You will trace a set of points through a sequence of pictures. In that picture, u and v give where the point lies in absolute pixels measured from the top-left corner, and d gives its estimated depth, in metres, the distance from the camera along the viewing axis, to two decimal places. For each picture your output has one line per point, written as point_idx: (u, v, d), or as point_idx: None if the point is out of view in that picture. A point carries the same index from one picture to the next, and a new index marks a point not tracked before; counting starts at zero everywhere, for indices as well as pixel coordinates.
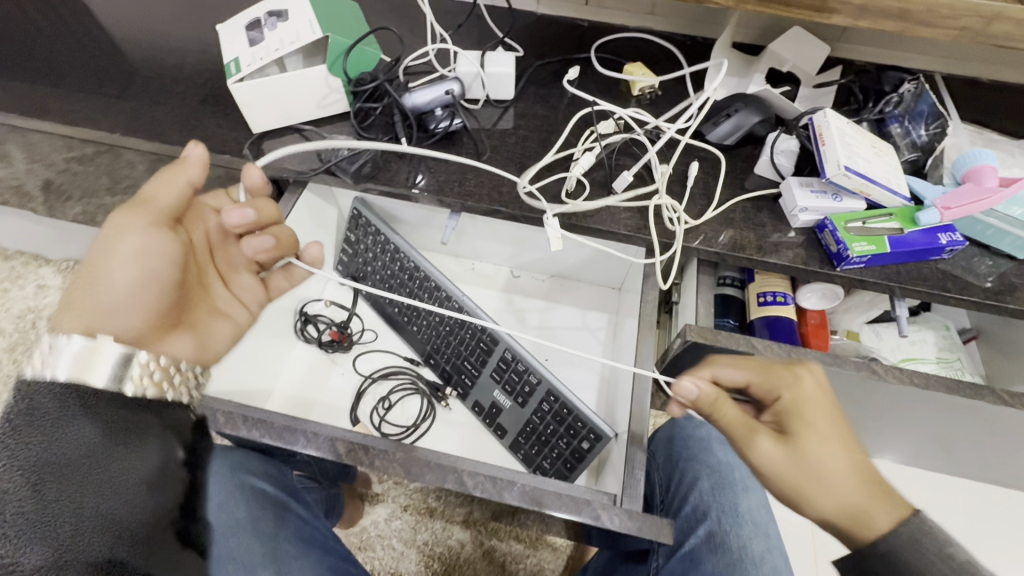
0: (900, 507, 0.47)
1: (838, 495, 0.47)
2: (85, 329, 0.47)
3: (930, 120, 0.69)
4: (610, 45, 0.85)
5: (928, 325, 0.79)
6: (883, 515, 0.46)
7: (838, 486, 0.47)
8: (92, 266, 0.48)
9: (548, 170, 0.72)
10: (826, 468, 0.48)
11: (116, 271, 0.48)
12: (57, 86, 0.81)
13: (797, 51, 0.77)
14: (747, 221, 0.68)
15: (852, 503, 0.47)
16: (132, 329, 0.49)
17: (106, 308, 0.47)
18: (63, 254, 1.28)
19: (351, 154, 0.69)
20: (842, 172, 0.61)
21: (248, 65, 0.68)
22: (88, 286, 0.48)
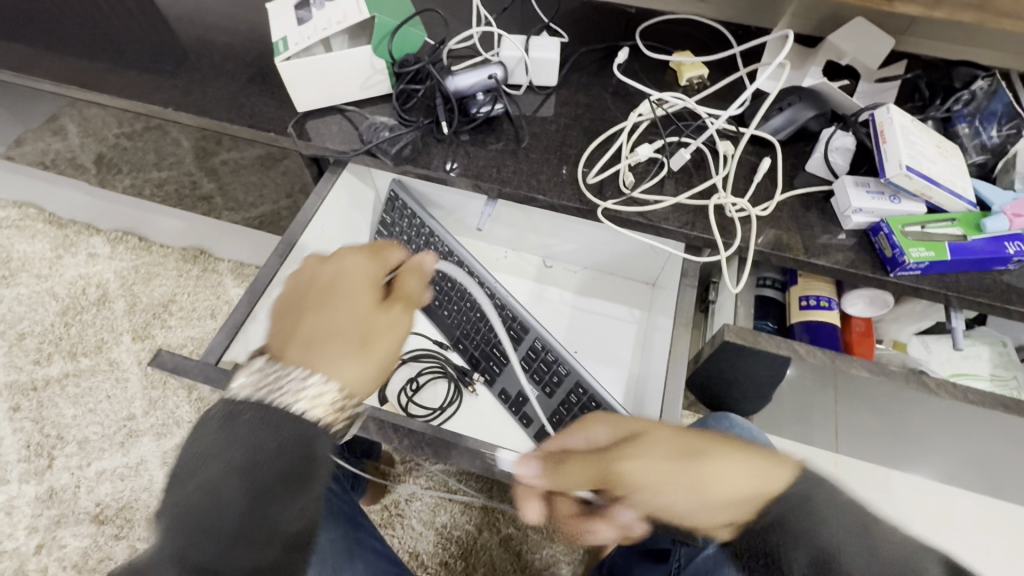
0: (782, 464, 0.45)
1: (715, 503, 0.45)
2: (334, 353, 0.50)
3: (1004, 119, 0.64)
4: (659, 34, 0.82)
5: (982, 339, 0.72)
6: (767, 483, 0.44)
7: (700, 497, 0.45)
8: (321, 320, 0.52)
9: (591, 161, 0.70)
10: (697, 470, 0.46)
11: (319, 313, 0.52)
12: (114, 60, 0.83)
13: (857, 42, 0.73)
14: (795, 220, 0.65)
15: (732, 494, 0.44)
16: (288, 337, 0.51)
17: (331, 333, 0.51)
18: (112, 224, 1.33)
19: (392, 136, 0.69)
20: (903, 172, 0.58)
21: (295, 44, 0.68)
22: (313, 333, 0.51)
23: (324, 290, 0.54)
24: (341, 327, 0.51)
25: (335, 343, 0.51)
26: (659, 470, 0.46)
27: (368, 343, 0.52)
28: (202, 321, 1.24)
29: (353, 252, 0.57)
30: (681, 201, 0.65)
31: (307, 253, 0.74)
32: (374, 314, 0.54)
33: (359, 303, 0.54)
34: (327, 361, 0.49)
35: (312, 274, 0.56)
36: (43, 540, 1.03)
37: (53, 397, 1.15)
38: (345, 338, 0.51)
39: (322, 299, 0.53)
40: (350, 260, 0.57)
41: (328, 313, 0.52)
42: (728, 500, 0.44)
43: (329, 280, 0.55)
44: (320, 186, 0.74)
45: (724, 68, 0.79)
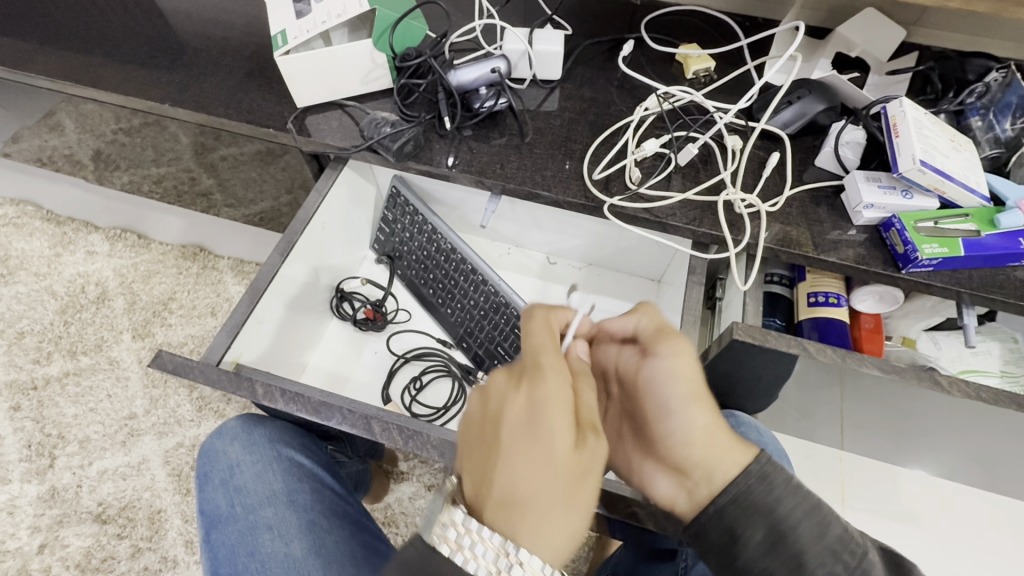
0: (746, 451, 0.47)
1: (699, 439, 0.48)
2: (519, 500, 0.40)
3: (1017, 112, 0.64)
4: (664, 26, 0.80)
5: (992, 335, 0.71)
6: (727, 470, 0.46)
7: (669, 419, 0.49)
8: (520, 442, 0.41)
9: (596, 155, 0.69)
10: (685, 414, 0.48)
11: (504, 459, 0.41)
12: (109, 55, 0.82)
13: (868, 34, 0.71)
14: (804, 216, 0.64)
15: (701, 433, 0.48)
16: (491, 489, 0.41)
17: (526, 481, 0.40)
18: (111, 222, 1.32)
19: (394, 131, 0.68)
20: (917, 167, 0.56)
21: (294, 37, 0.67)
22: (529, 492, 0.40)
23: (503, 426, 0.42)
24: (543, 469, 0.40)
25: (549, 500, 0.40)
26: (682, 381, 0.49)
27: (574, 490, 0.41)
28: (203, 319, 1.23)
29: (549, 372, 0.43)
30: (689, 196, 0.64)
31: (308, 251, 0.73)
32: (573, 464, 0.41)
33: (549, 442, 0.40)
34: (545, 524, 0.40)
35: (487, 403, 0.44)
36: (45, 540, 1.02)
37: (54, 396, 1.14)
38: (550, 496, 0.40)
39: (532, 458, 0.40)
40: (553, 383, 0.43)
41: (533, 465, 0.40)
42: (686, 437, 0.48)
43: (519, 417, 0.42)
44: (321, 183, 0.73)
45: (731, 60, 0.78)
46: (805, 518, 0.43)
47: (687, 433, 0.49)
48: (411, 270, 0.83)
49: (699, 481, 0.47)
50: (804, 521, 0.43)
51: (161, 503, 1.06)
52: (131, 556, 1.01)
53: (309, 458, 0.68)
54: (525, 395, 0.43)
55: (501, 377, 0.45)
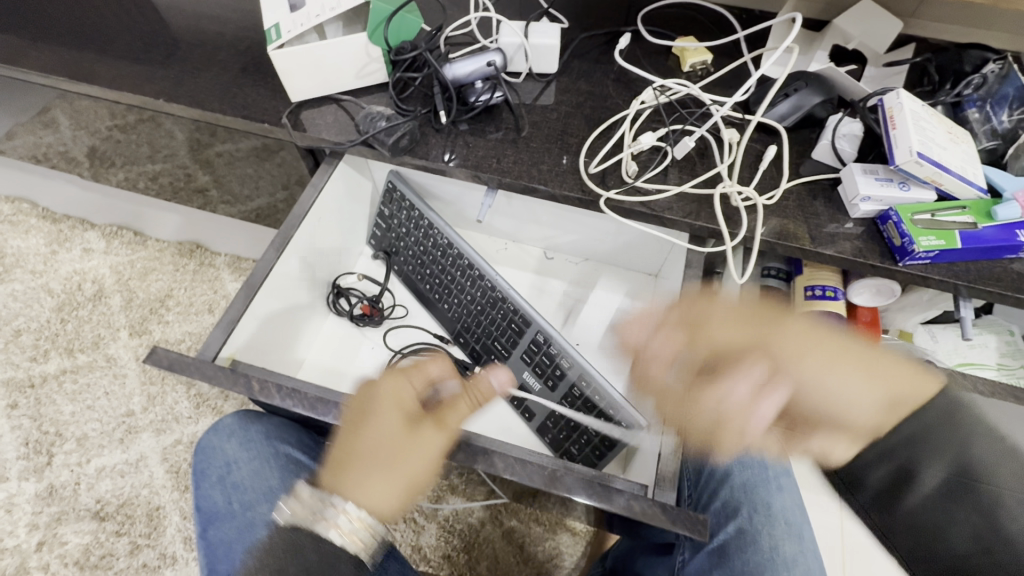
0: (930, 383, 0.62)
1: (881, 400, 0.61)
2: (387, 482, 0.56)
3: (1015, 104, 0.63)
4: (661, 19, 0.80)
5: (989, 328, 0.71)
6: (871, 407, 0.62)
7: (837, 399, 0.61)
8: (390, 450, 0.57)
9: (592, 149, 0.69)
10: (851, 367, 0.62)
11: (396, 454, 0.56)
12: (102, 50, 0.81)
13: (865, 26, 0.71)
14: (801, 210, 0.64)
15: (888, 399, 0.61)
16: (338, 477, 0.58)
17: (396, 457, 0.56)
18: (107, 219, 1.32)
19: (389, 126, 0.67)
20: (914, 159, 0.56)
21: (288, 31, 0.66)
22: (395, 461, 0.56)
23: (369, 429, 0.57)
24: (368, 454, 0.56)
25: (376, 468, 0.56)
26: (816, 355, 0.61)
27: (408, 488, 0.56)
28: (200, 316, 1.22)
29: (386, 382, 0.61)
30: (686, 190, 0.64)
31: (304, 248, 0.73)
32: (407, 441, 0.56)
33: (414, 449, 0.56)
34: (366, 486, 0.56)
35: (365, 396, 0.61)
36: (44, 538, 1.02)
37: (51, 394, 1.14)
38: (394, 477, 0.56)
39: (354, 456, 0.56)
40: (389, 386, 0.60)
41: (372, 440, 0.56)
42: (887, 399, 0.61)
43: (365, 405, 0.59)
44: (316, 178, 0.73)
45: (728, 53, 0.77)
46: None
47: (878, 405, 0.62)
48: (407, 266, 0.83)
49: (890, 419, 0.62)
50: None
51: (159, 500, 1.06)
52: (129, 553, 1.01)
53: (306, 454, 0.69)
54: (388, 409, 0.58)
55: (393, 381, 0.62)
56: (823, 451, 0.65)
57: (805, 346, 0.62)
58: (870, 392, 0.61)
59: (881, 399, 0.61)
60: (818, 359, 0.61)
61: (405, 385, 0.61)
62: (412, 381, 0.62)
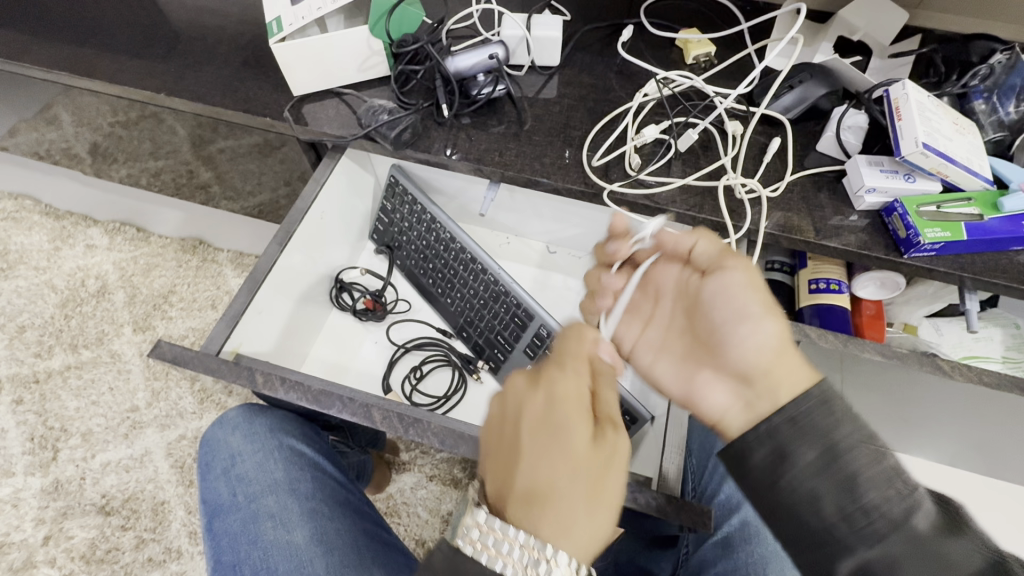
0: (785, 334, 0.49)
1: (760, 364, 0.48)
2: (546, 503, 0.44)
3: (1021, 95, 0.63)
4: (663, 11, 0.79)
5: (994, 321, 0.70)
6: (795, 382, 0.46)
7: (744, 338, 0.49)
8: (541, 426, 0.47)
9: (595, 143, 0.68)
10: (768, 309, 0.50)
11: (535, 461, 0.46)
12: (104, 45, 0.81)
13: (869, 17, 0.71)
14: (805, 202, 0.64)
15: (772, 354, 0.48)
16: (506, 489, 0.46)
17: (556, 472, 0.45)
18: (110, 216, 1.32)
19: (391, 119, 0.67)
20: (919, 150, 0.56)
21: (290, 24, 0.66)
22: (549, 478, 0.45)
23: (539, 423, 0.47)
24: (539, 469, 0.45)
25: (554, 492, 0.44)
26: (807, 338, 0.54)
27: (599, 496, 0.45)
28: (203, 312, 1.23)
29: (562, 376, 0.49)
30: (689, 182, 0.64)
31: (307, 242, 0.73)
32: (594, 457, 0.46)
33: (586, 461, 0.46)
34: (569, 518, 0.44)
35: (518, 403, 0.49)
36: (50, 532, 1.03)
37: (56, 390, 1.15)
38: (575, 489, 0.45)
39: (542, 477, 0.45)
40: (569, 381, 0.49)
41: (565, 468, 0.45)
42: (761, 369, 0.48)
43: (542, 416, 0.48)
44: (318, 172, 0.73)
45: (731, 45, 0.77)
46: None
47: (758, 345, 0.49)
48: (410, 260, 0.83)
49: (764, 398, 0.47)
50: None
51: (164, 494, 1.06)
52: (135, 547, 1.02)
53: (310, 447, 0.69)
54: (567, 371, 0.49)
55: (521, 382, 0.50)
56: (717, 417, 0.52)
57: (742, 288, 0.50)
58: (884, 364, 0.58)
59: (777, 343, 0.48)
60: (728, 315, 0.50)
61: (570, 379, 0.49)
62: (570, 372, 0.49)
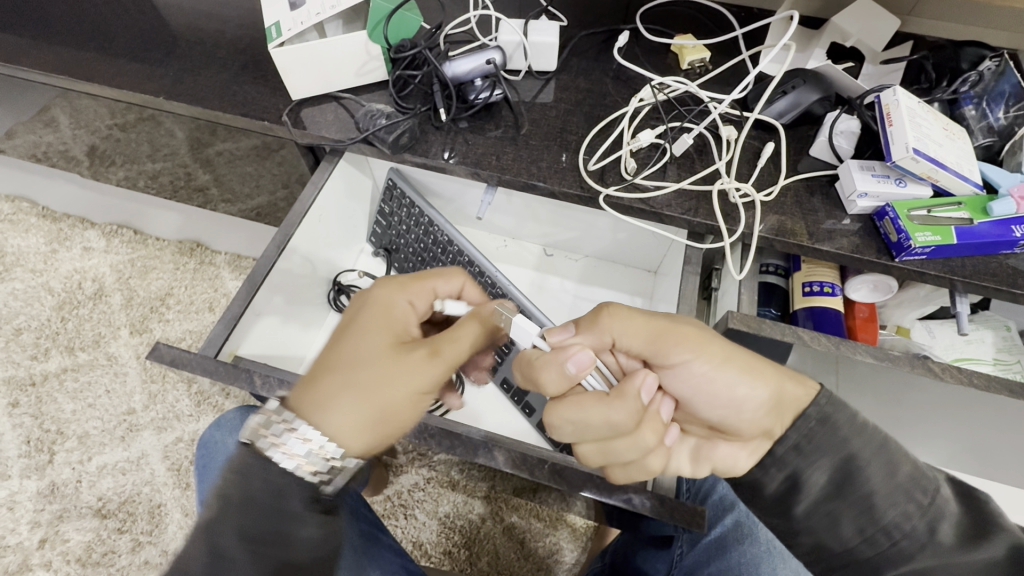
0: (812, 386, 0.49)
1: (761, 410, 0.49)
2: (349, 406, 0.47)
3: (1011, 101, 0.65)
4: (659, 17, 0.80)
5: (985, 324, 0.71)
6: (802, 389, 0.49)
7: (729, 398, 0.50)
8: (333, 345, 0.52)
9: (592, 147, 0.69)
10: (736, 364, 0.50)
11: (352, 360, 0.49)
12: (101, 49, 0.81)
13: (863, 24, 0.72)
14: (799, 206, 0.65)
15: (775, 402, 0.49)
16: (308, 390, 0.48)
17: (354, 363, 0.49)
18: (107, 218, 1.32)
19: (389, 123, 0.68)
20: (909, 155, 0.57)
21: (289, 29, 0.66)
22: (367, 376, 0.48)
23: (334, 344, 0.51)
24: (360, 357, 0.49)
25: (339, 378, 0.48)
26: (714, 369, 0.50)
27: (386, 418, 0.48)
28: (200, 314, 1.23)
29: (380, 285, 0.55)
30: (684, 187, 0.65)
31: (304, 245, 0.73)
32: (398, 355, 0.50)
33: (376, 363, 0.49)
34: (332, 404, 0.47)
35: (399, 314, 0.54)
36: (46, 535, 1.03)
37: (52, 392, 1.15)
38: (366, 389, 0.48)
39: (391, 433, 0.49)
40: (379, 292, 0.55)
41: (366, 374, 0.48)
42: (775, 397, 0.49)
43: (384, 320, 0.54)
44: (316, 176, 0.73)
45: (726, 50, 0.78)
46: (874, 457, 0.47)
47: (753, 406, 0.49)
48: (408, 263, 0.84)
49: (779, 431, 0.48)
50: (873, 459, 0.47)
51: (160, 497, 1.06)
52: (131, 550, 1.02)
53: None
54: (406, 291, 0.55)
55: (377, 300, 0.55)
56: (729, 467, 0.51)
57: (734, 356, 0.51)
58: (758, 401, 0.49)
59: (772, 395, 0.49)
60: (734, 391, 0.50)
61: (399, 304, 0.54)
62: (411, 298, 0.55)
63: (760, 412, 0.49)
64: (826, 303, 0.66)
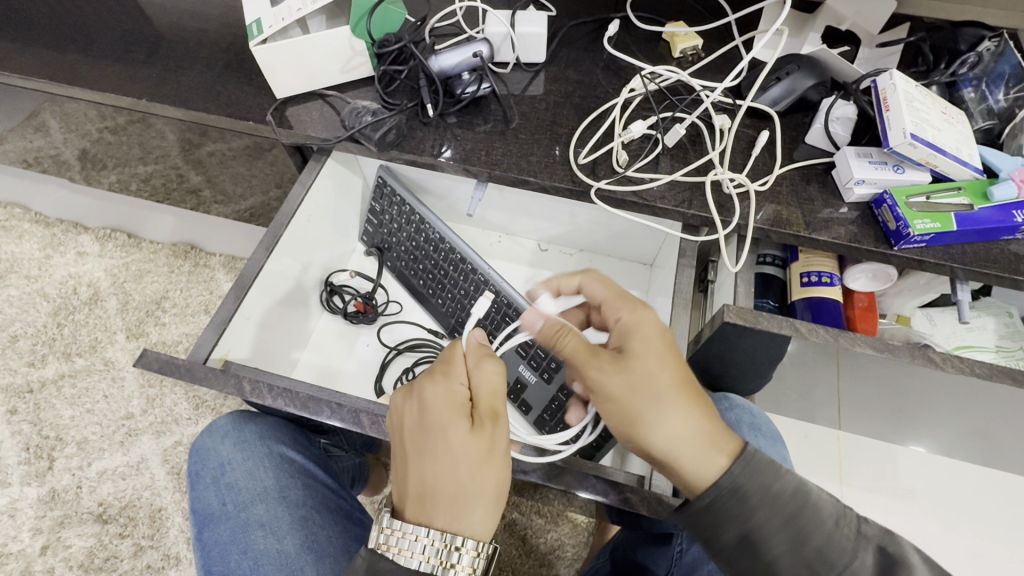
0: (731, 448, 0.45)
1: (634, 436, 0.48)
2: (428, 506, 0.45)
3: (1012, 82, 0.63)
4: (650, 5, 0.79)
5: (987, 310, 0.70)
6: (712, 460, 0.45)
7: (627, 417, 0.48)
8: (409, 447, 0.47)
9: (584, 139, 0.68)
10: (649, 398, 0.47)
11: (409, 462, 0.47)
12: (83, 51, 0.80)
13: (858, 5, 0.70)
14: (794, 195, 0.63)
15: (658, 441, 0.46)
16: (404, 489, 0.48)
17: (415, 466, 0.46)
18: (101, 222, 1.31)
19: (375, 120, 0.66)
20: (907, 141, 0.55)
21: (270, 26, 0.64)
22: (436, 471, 0.45)
23: (410, 443, 0.47)
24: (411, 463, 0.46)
25: (467, 481, 0.45)
26: (618, 391, 0.48)
27: (470, 494, 0.45)
28: (196, 317, 1.22)
29: (430, 387, 0.48)
30: (677, 178, 0.63)
31: (294, 246, 0.72)
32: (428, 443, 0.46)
33: (495, 451, 0.46)
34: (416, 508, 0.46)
35: (400, 415, 0.49)
36: (47, 542, 1.03)
37: (50, 399, 1.14)
38: (481, 481, 0.45)
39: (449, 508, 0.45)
40: (483, 372, 0.50)
41: (451, 460, 0.45)
42: (677, 445, 0.45)
43: (419, 425, 0.47)
44: (304, 175, 0.72)
45: (718, 37, 0.76)
46: None
47: (642, 433, 0.47)
48: (400, 262, 0.83)
49: (666, 471, 0.47)
50: None
51: (161, 501, 1.06)
52: (133, 554, 1.02)
53: (301, 453, 0.69)
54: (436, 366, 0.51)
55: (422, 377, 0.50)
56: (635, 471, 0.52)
57: (642, 389, 0.47)
58: (654, 439, 0.46)
59: (666, 438, 0.46)
60: (615, 408, 0.49)
61: (455, 388, 0.49)
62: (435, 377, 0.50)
63: (655, 438, 0.46)
64: (821, 292, 0.65)
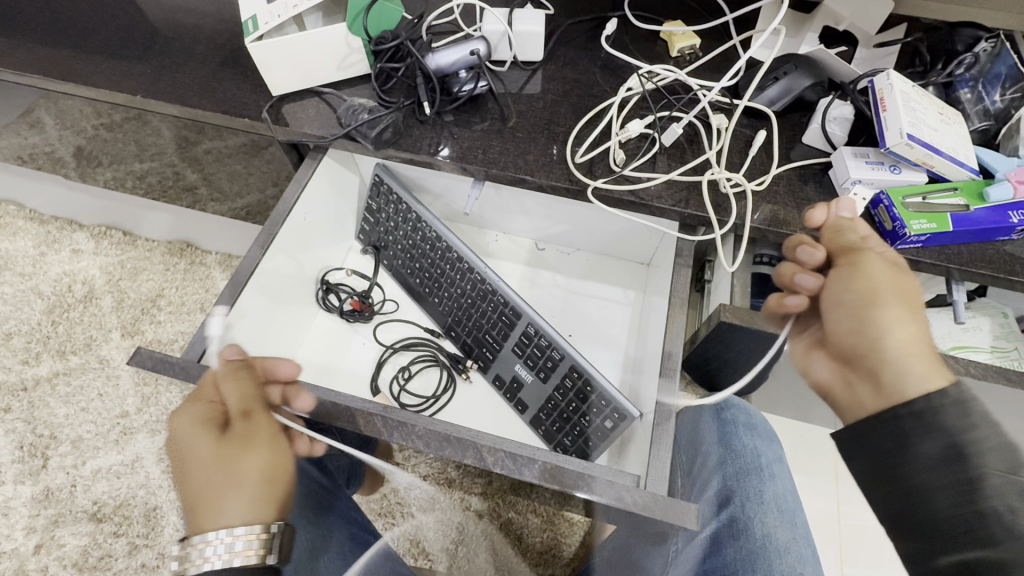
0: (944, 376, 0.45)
1: (849, 332, 0.50)
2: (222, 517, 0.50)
3: (1008, 82, 0.64)
4: (648, 4, 0.79)
5: (982, 311, 0.70)
6: (919, 377, 0.46)
7: (856, 313, 0.50)
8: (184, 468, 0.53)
9: (581, 138, 0.68)
10: (889, 300, 0.49)
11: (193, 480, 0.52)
12: (76, 48, 0.79)
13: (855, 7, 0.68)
14: (791, 194, 0.63)
15: (883, 342, 0.48)
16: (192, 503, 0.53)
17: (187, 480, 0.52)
18: (95, 219, 1.30)
19: (372, 118, 0.65)
20: (904, 141, 0.55)
21: (265, 22, 0.64)
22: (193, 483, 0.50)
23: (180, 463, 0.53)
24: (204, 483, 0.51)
25: (222, 485, 0.50)
26: (886, 284, 0.50)
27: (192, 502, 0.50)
28: (192, 315, 1.22)
29: (177, 415, 0.54)
30: (674, 178, 0.63)
31: (291, 243, 0.72)
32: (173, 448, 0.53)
33: (241, 456, 0.51)
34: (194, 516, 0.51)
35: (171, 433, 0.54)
36: (41, 540, 1.02)
37: (44, 397, 1.13)
38: (236, 480, 0.51)
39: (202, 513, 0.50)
40: (230, 389, 0.55)
41: (200, 472, 0.50)
42: (898, 350, 0.47)
43: (180, 443, 0.52)
44: (301, 173, 0.71)
45: (716, 37, 0.76)
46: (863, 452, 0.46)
47: (863, 329, 0.49)
48: (396, 260, 0.83)
49: (869, 376, 0.49)
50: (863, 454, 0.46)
51: (156, 500, 1.06)
52: (127, 553, 1.01)
53: None
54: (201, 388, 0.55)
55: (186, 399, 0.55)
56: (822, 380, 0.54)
57: (893, 290, 0.49)
58: (878, 338, 0.48)
59: (910, 344, 0.47)
60: (842, 299, 0.51)
61: (202, 407, 0.53)
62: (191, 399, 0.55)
63: (880, 338, 0.48)
64: None
